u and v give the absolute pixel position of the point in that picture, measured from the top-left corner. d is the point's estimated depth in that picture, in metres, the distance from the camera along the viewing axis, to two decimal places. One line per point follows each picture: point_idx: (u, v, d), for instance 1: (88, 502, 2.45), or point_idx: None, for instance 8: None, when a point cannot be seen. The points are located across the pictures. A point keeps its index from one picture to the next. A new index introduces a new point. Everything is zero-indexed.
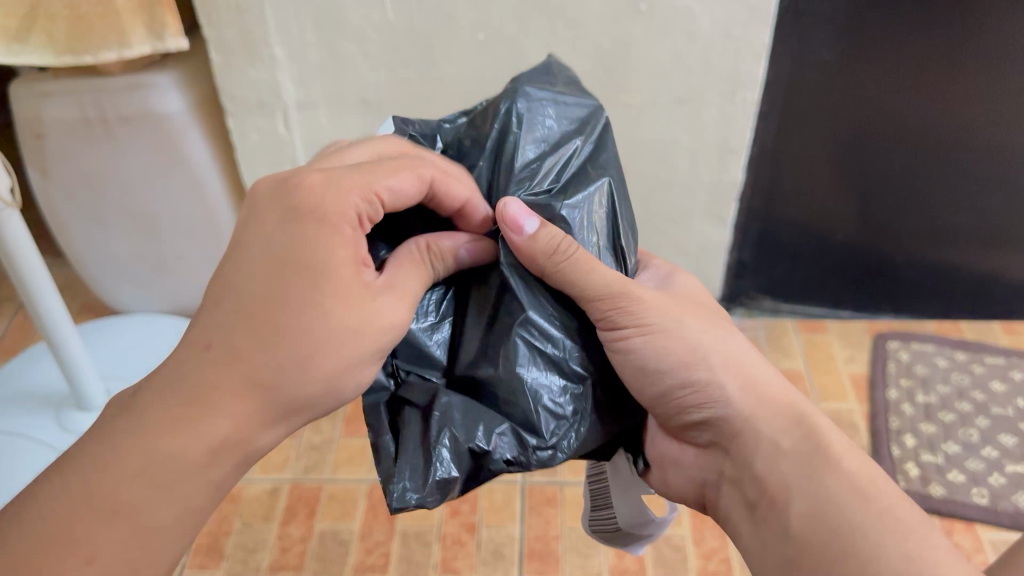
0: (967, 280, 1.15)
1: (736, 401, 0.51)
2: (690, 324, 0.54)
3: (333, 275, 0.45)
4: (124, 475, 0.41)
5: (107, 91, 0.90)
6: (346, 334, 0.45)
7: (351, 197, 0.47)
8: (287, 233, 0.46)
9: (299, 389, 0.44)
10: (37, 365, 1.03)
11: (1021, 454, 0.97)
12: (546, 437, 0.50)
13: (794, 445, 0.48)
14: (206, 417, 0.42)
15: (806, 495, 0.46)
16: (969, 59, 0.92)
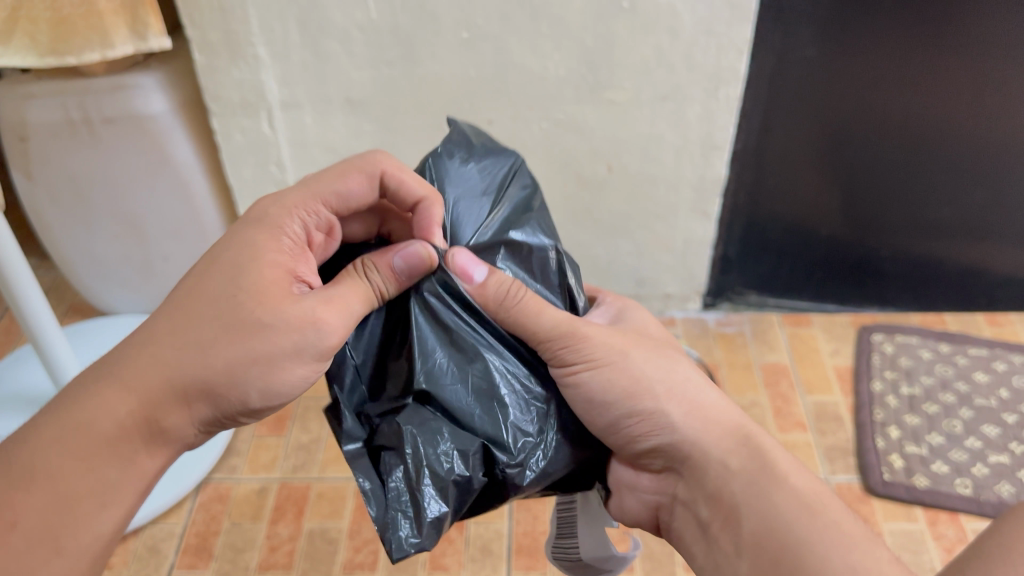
0: (949, 273, 1.16)
1: (681, 427, 0.54)
2: (634, 355, 0.56)
3: (254, 271, 0.50)
4: (44, 441, 0.45)
5: (90, 92, 0.90)
6: (253, 326, 0.49)
7: (296, 209, 0.54)
8: (227, 242, 0.52)
9: (208, 374, 0.48)
10: (23, 367, 1.03)
11: (1004, 444, 0.98)
12: (513, 454, 0.52)
13: (742, 465, 0.51)
14: (114, 390, 0.46)
15: (757, 514, 0.49)
16: (949, 58, 0.93)
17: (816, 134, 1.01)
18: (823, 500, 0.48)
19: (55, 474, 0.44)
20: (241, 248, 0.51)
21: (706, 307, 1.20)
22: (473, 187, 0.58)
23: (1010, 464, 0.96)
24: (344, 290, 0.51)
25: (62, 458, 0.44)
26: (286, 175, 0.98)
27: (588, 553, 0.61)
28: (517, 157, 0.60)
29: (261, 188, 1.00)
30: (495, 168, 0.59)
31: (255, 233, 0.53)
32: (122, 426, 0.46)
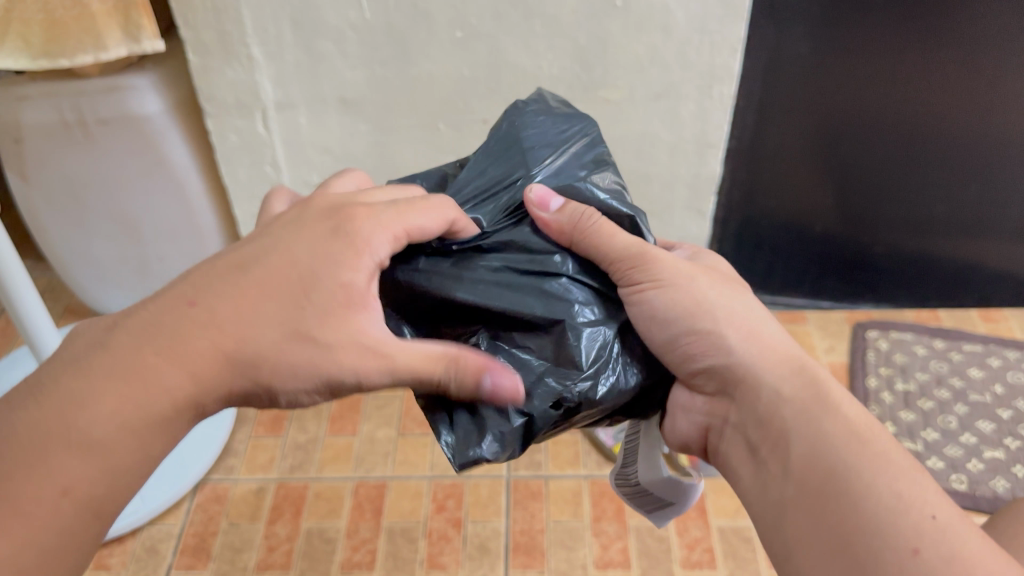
0: (944, 270, 1.17)
1: (737, 351, 0.51)
2: (702, 282, 0.53)
3: (328, 291, 0.45)
4: (93, 406, 0.41)
5: (85, 94, 0.90)
6: (316, 347, 0.45)
7: (387, 236, 0.48)
8: (312, 245, 0.47)
9: (259, 377, 0.44)
10: (20, 370, 1.03)
11: (999, 440, 0.99)
12: (582, 367, 0.49)
13: (794, 391, 0.48)
14: (170, 370, 0.42)
15: (806, 437, 0.45)
16: (945, 54, 0.93)
17: (812, 131, 1.02)
18: (874, 430, 0.44)
19: (101, 442, 0.41)
20: (311, 255, 0.46)
21: None
22: (541, 132, 0.58)
23: (1005, 459, 0.97)
24: (404, 356, 0.46)
25: (115, 427, 0.41)
26: (281, 177, 0.99)
27: (644, 482, 0.56)
28: (593, 119, 0.60)
29: (256, 189, 1.00)
30: (555, 129, 0.58)
31: (335, 250, 0.46)
32: (174, 405, 0.43)
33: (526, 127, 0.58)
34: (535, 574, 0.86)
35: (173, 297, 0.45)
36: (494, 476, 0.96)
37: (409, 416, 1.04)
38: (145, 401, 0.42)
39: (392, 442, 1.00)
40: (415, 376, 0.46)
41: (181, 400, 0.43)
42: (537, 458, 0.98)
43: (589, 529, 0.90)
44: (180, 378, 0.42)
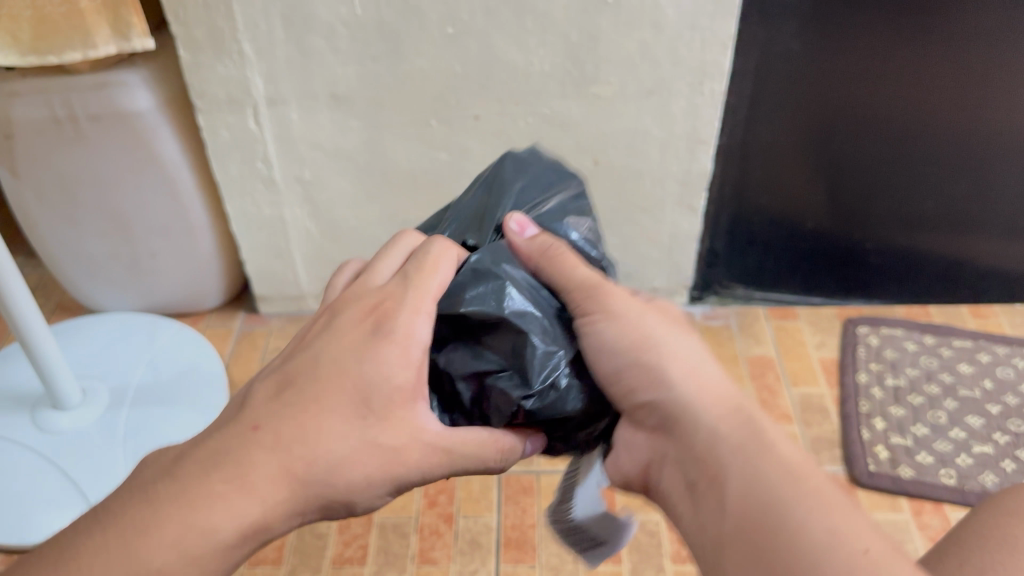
0: (935, 266, 1.17)
1: (675, 386, 0.47)
2: (651, 319, 0.50)
3: (380, 393, 0.47)
4: (160, 540, 0.42)
5: (75, 91, 0.90)
6: (387, 447, 0.48)
7: (426, 325, 0.49)
8: (356, 347, 0.48)
9: (333, 489, 0.46)
10: (12, 366, 1.03)
11: (988, 435, 1.00)
12: (533, 384, 0.50)
13: (731, 430, 0.44)
14: (245, 497, 0.44)
15: (742, 472, 0.42)
16: (935, 50, 0.94)
17: (803, 128, 1.02)
18: (809, 468, 0.42)
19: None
20: (361, 358, 0.48)
21: (693, 300, 1.20)
22: (523, 178, 0.60)
23: (994, 454, 0.97)
24: (461, 450, 0.50)
25: (178, 559, 0.42)
26: (273, 173, 0.99)
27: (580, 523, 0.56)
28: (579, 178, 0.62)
29: (247, 185, 1.00)
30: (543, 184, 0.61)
31: (382, 347, 0.48)
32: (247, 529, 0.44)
33: (509, 173, 0.60)
34: (526, 568, 0.86)
35: (236, 422, 0.46)
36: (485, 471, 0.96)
37: None
38: (215, 529, 0.43)
39: None
40: (467, 464, 0.51)
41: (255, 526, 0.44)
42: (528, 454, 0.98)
43: None
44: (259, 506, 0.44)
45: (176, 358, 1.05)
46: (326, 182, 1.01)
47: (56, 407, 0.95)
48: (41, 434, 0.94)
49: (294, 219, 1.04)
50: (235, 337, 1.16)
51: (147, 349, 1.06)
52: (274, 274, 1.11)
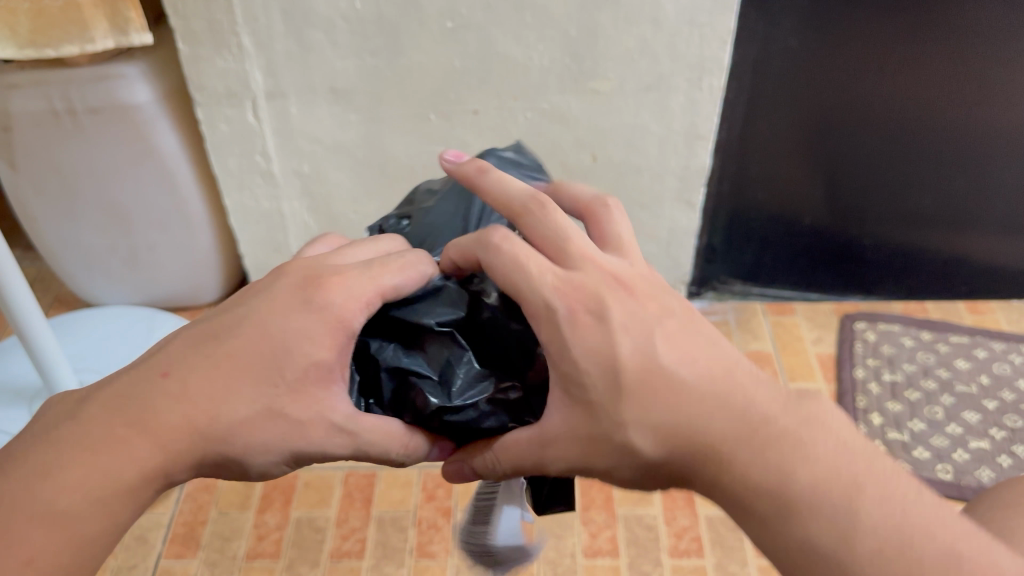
0: (933, 262, 1.18)
1: (663, 418, 0.41)
2: (591, 331, 0.43)
3: (298, 366, 0.44)
4: (60, 480, 0.40)
5: (74, 83, 0.90)
6: (297, 416, 0.44)
7: (369, 298, 0.46)
8: (279, 319, 0.44)
9: (230, 450, 0.43)
10: (9, 359, 1.02)
11: (984, 430, 1.00)
12: (452, 398, 0.48)
13: (742, 442, 0.40)
14: (143, 446, 0.41)
15: (771, 483, 0.39)
16: (932, 44, 0.94)
17: (802, 123, 1.02)
18: (830, 463, 0.39)
19: (67, 515, 0.40)
20: (283, 327, 0.44)
21: (692, 296, 1.21)
22: None
23: (990, 449, 0.98)
24: (368, 435, 0.46)
25: (82, 499, 0.40)
26: (271, 167, 0.99)
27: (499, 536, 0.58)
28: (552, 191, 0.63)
29: (246, 179, 1.00)
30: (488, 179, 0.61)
31: (310, 327, 0.44)
32: (144, 476, 0.41)
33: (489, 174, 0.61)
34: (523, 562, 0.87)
35: (147, 367, 0.44)
36: None
37: None
38: (111, 470, 0.41)
39: None
40: (374, 453, 0.47)
41: (154, 478, 0.42)
42: None
43: (578, 518, 0.91)
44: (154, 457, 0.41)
45: None
46: (325, 176, 1.01)
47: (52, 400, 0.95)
48: None
49: (292, 213, 1.04)
50: None
51: (145, 343, 1.06)
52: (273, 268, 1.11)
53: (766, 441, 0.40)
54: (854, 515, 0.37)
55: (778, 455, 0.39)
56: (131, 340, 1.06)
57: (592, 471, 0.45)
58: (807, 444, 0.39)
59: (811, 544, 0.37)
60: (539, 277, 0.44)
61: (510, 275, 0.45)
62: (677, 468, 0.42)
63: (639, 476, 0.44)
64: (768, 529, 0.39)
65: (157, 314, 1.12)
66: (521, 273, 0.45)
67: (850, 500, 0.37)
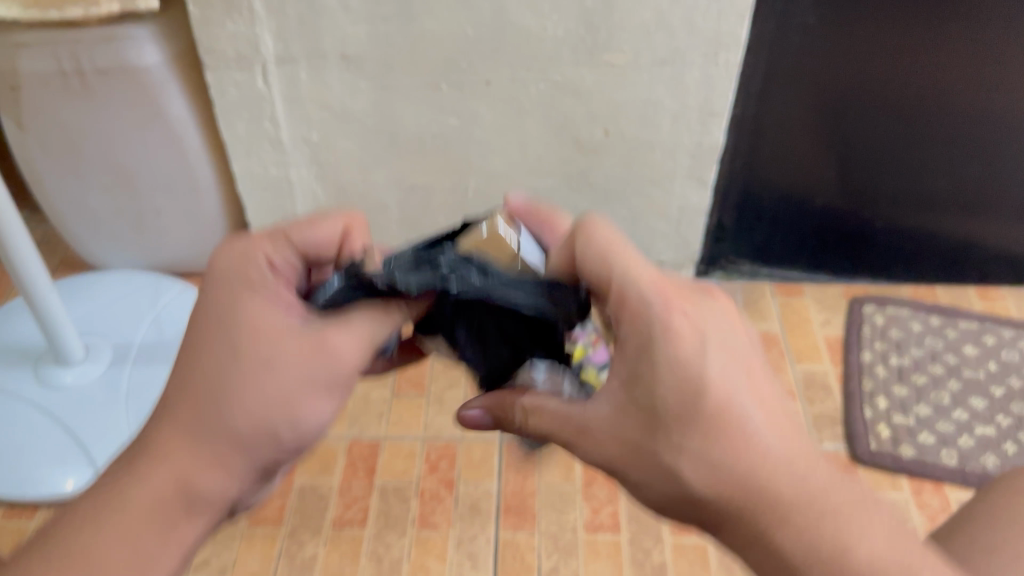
0: (945, 246, 1.17)
1: (725, 446, 0.44)
2: (682, 341, 0.45)
3: (250, 323, 0.48)
4: (82, 530, 0.45)
5: (82, 44, 0.89)
6: (283, 369, 0.47)
7: (263, 243, 0.52)
8: (215, 302, 0.49)
9: (224, 412, 0.46)
10: (16, 320, 1.02)
11: (990, 417, 1.00)
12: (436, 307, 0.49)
13: (801, 496, 0.43)
14: (155, 465, 0.46)
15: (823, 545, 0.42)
16: (953, 25, 0.92)
17: (816, 103, 1.01)
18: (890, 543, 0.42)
19: (95, 551, 0.44)
20: (222, 304, 0.49)
21: (699, 275, 1.20)
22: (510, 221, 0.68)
23: (996, 436, 0.98)
24: (366, 322, 0.49)
25: (100, 532, 0.45)
26: (280, 133, 0.98)
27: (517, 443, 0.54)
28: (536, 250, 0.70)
29: (254, 145, 0.99)
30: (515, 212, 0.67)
31: (232, 286, 0.50)
32: (155, 496, 0.46)
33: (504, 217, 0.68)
34: (526, 535, 0.87)
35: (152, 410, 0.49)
36: (487, 438, 0.96)
37: (405, 377, 1.03)
38: (127, 501, 0.46)
39: (387, 403, 1.00)
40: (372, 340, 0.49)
41: (169, 488, 0.46)
42: None
43: (580, 493, 0.91)
44: (163, 472, 0.46)
45: (180, 318, 1.05)
46: (334, 144, 1.00)
47: (59, 363, 0.95)
48: (44, 388, 0.95)
49: (300, 180, 1.04)
50: None
51: (151, 307, 1.06)
52: None
53: (819, 508, 0.43)
54: None
55: (835, 530, 0.42)
56: (140, 305, 1.06)
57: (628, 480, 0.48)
58: (859, 516, 0.43)
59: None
60: (640, 268, 0.48)
61: (604, 262, 0.48)
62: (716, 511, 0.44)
63: (676, 506, 0.46)
64: None
65: (164, 279, 1.12)
66: (615, 259, 0.48)
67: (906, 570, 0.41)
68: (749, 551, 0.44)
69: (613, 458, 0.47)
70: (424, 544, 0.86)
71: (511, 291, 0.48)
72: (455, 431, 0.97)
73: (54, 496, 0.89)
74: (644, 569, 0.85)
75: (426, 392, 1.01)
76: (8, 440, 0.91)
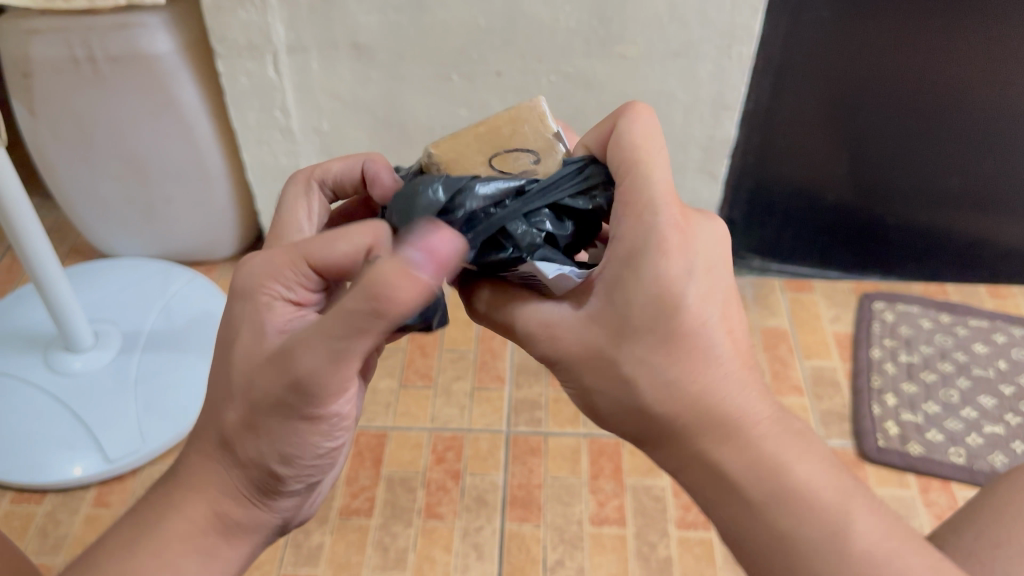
0: (956, 243, 1.16)
1: (684, 363, 0.45)
2: (671, 253, 0.44)
3: (241, 347, 0.48)
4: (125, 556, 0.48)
5: (94, 31, 0.89)
6: (274, 410, 0.47)
7: (281, 265, 0.47)
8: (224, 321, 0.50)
9: (239, 440, 0.49)
10: (26, 307, 1.03)
11: (999, 416, 0.99)
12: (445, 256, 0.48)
13: (751, 429, 0.44)
14: (187, 497, 0.51)
15: (760, 477, 0.43)
16: (968, 21, 0.91)
17: (829, 98, 1.00)
18: (826, 484, 0.42)
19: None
20: (228, 320, 0.50)
21: None
22: None
23: (1004, 435, 0.97)
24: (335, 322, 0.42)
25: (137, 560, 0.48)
26: (291, 122, 0.98)
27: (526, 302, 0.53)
28: None
29: (265, 134, 0.99)
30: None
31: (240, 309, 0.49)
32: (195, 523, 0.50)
33: None
34: (531, 528, 0.87)
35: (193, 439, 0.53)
36: (494, 430, 0.96)
37: (412, 367, 1.03)
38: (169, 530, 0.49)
39: (394, 394, 1.00)
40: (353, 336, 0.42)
41: (203, 519, 0.50)
42: (537, 415, 0.98)
43: (586, 486, 0.91)
44: (196, 504, 0.50)
45: (189, 307, 1.05)
46: (344, 134, 1.00)
47: (68, 349, 0.96)
48: (53, 373, 0.95)
49: None
50: None
51: (160, 295, 1.06)
52: None
53: (760, 433, 0.44)
54: (849, 523, 0.41)
55: (772, 456, 0.43)
56: (150, 293, 1.06)
57: (581, 383, 0.48)
58: (799, 447, 0.44)
59: (781, 531, 0.42)
60: (657, 179, 0.46)
61: (630, 163, 0.46)
62: (664, 423, 0.45)
63: (620, 417, 0.47)
64: (752, 513, 0.43)
65: (173, 267, 1.12)
66: (644, 160, 0.46)
67: (844, 513, 0.42)
68: (688, 466, 0.46)
69: (567, 360, 0.48)
70: (430, 535, 0.86)
71: (520, 216, 0.46)
72: (462, 422, 0.97)
73: (62, 482, 0.89)
74: (649, 563, 0.85)
75: (433, 383, 1.02)
76: (18, 425, 0.91)
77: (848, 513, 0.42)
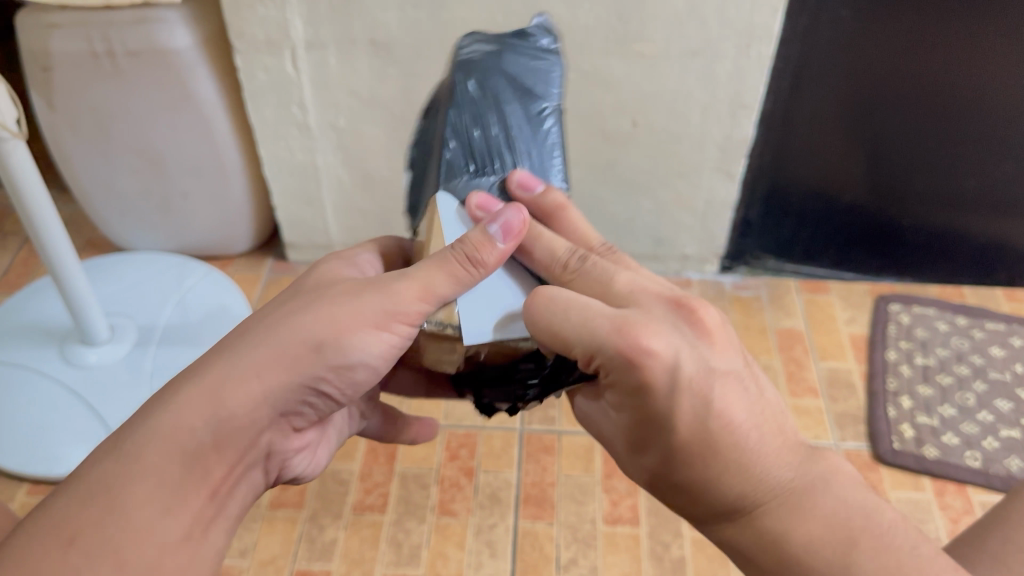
0: (972, 246, 1.15)
1: (691, 467, 0.43)
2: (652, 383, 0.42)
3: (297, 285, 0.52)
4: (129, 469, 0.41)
5: (114, 25, 0.89)
6: (293, 328, 0.47)
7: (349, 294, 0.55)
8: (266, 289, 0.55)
9: (263, 338, 0.47)
10: (43, 299, 1.03)
11: (1016, 419, 0.98)
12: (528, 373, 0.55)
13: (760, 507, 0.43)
14: (187, 391, 0.45)
15: (772, 545, 0.42)
16: (988, 23, 0.91)
17: (847, 98, 1.00)
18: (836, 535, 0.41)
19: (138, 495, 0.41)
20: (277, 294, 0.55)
21: (723, 270, 1.19)
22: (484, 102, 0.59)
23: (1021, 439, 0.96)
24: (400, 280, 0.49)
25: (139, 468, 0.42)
26: (308, 118, 0.98)
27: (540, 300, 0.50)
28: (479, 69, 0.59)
29: (282, 130, 0.99)
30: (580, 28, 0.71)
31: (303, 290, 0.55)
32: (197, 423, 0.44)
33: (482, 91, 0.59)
34: (544, 525, 0.87)
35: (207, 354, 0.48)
36: (507, 428, 0.96)
37: None
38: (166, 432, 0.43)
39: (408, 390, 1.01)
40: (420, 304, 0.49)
41: (200, 414, 0.44)
42: (551, 413, 0.98)
43: (600, 485, 0.91)
44: (194, 398, 0.44)
45: (204, 302, 1.06)
46: (361, 131, 1.00)
47: (84, 342, 0.96)
48: (69, 366, 0.96)
49: (326, 166, 1.04)
50: (263, 284, 1.16)
51: (176, 289, 1.06)
52: (305, 220, 1.11)
53: (768, 506, 0.42)
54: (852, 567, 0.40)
55: (778, 521, 0.42)
56: (166, 287, 1.07)
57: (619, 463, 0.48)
58: (809, 506, 0.42)
59: None
60: (596, 322, 0.43)
61: (557, 325, 0.44)
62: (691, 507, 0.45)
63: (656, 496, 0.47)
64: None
65: (188, 262, 1.12)
66: (571, 319, 0.43)
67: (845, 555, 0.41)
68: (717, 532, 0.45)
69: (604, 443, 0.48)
70: (443, 532, 0.86)
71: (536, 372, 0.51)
72: (475, 419, 0.97)
73: None
74: (663, 562, 0.85)
75: None
76: (34, 418, 0.92)
77: (848, 559, 0.40)
